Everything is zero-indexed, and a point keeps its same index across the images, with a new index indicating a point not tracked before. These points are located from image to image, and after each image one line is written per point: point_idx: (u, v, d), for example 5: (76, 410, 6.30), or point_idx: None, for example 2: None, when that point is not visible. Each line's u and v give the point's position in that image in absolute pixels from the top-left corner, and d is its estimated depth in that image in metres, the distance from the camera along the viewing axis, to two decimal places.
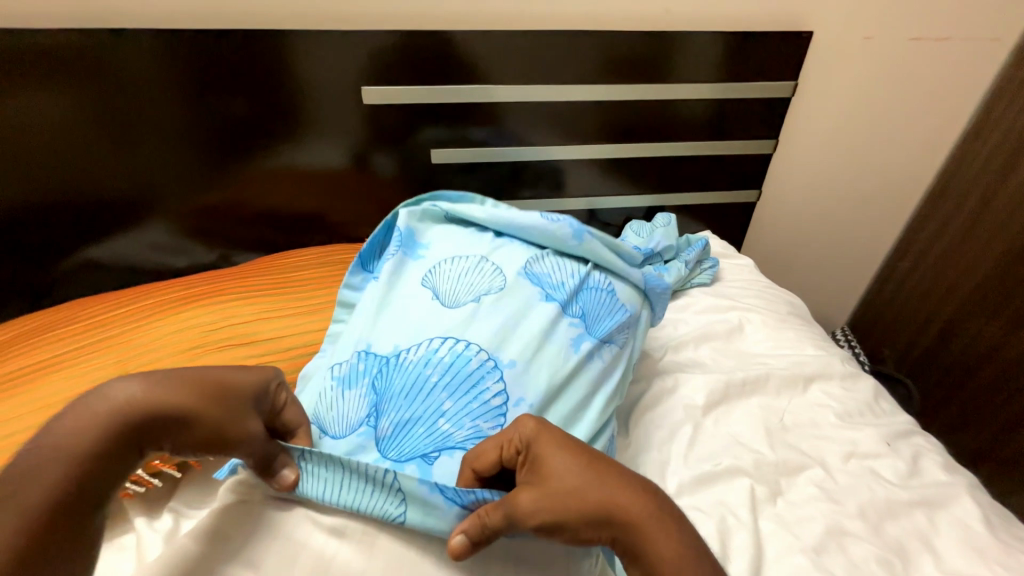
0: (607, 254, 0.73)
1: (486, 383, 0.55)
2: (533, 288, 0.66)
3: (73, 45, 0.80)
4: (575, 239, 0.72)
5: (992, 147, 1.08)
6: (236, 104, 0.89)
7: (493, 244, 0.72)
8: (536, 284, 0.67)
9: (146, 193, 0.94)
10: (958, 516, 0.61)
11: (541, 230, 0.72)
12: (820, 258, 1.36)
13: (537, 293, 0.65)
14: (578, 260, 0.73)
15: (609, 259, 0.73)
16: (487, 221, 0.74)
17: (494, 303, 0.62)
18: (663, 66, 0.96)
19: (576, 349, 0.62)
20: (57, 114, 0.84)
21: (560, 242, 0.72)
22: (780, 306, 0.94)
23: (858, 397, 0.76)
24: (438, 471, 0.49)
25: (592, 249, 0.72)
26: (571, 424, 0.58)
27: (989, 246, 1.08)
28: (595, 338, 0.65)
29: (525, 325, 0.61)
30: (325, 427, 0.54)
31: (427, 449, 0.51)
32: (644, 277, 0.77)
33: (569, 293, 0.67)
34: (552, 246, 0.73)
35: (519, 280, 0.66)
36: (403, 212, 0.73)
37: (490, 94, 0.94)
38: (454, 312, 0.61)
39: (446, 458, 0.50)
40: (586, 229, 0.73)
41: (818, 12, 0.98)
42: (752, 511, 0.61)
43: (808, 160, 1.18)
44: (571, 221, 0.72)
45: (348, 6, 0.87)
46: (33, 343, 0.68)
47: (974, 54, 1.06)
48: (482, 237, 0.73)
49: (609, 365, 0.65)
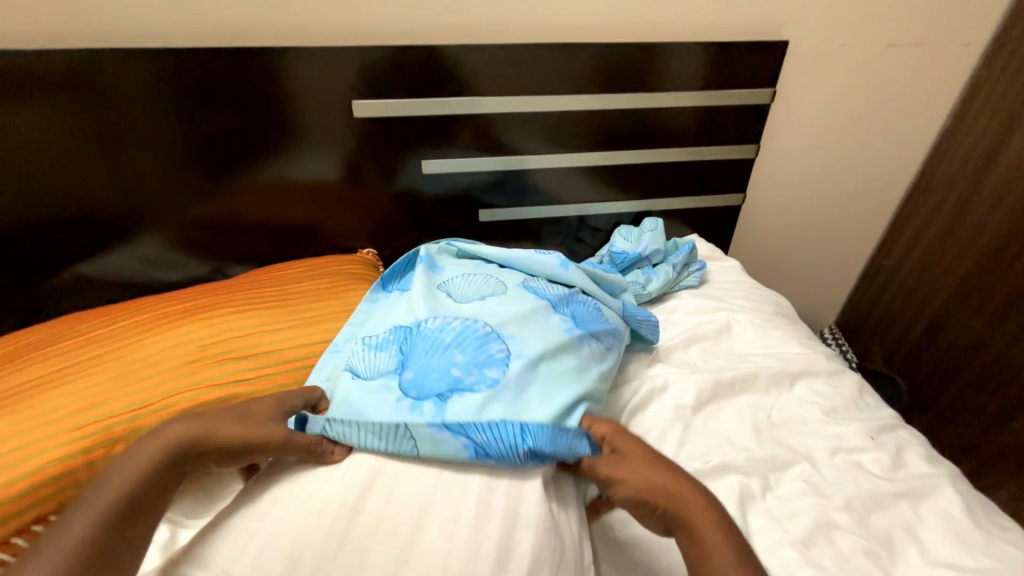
0: (589, 282, 0.81)
1: (491, 345, 0.63)
2: (531, 293, 0.74)
3: (65, 64, 0.81)
4: (561, 267, 0.81)
5: (967, 147, 1.12)
6: (229, 119, 0.90)
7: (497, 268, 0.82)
8: (533, 292, 0.75)
9: (138, 207, 0.95)
10: (942, 506, 0.62)
11: (535, 260, 0.82)
12: (806, 259, 1.39)
13: (534, 296, 0.73)
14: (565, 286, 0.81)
15: (591, 286, 0.81)
16: (492, 254, 0.84)
17: (498, 299, 0.71)
18: (646, 75, 0.98)
19: (568, 333, 0.68)
20: (49, 131, 0.85)
21: (549, 270, 0.81)
22: (767, 306, 0.96)
23: (843, 393, 0.78)
24: (449, 407, 0.56)
25: (576, 276, 0.81)
26: (566, 389, 0.61)
27: (969, 243, 1.11)
28: (585, 330, 0.70)
29: (523, 312, 0.68)
30: (357, 372, 0.62)
31: (441, 390, 0.58)
32: (623, 306, 0.82)
33: (561, 299, 0.74)
34: (543, 275, 0.81)
35: (519, 288, 0.75)
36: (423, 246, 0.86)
37: (478, 105, 0.96)
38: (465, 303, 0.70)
39: (457, 398, 0.57)
40: (570, 262, 0.83)
41: (794, 21, 1.01)
42: (740, 506, 0.62)
43: (790, 164, 1.21)
44: (558, 255, 0.83)
45: (337, 22, 0.89)
46: (28, 359, 0.68)
47: (945, 59, 1.10)
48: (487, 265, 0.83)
49: (598, 357, 0.69)
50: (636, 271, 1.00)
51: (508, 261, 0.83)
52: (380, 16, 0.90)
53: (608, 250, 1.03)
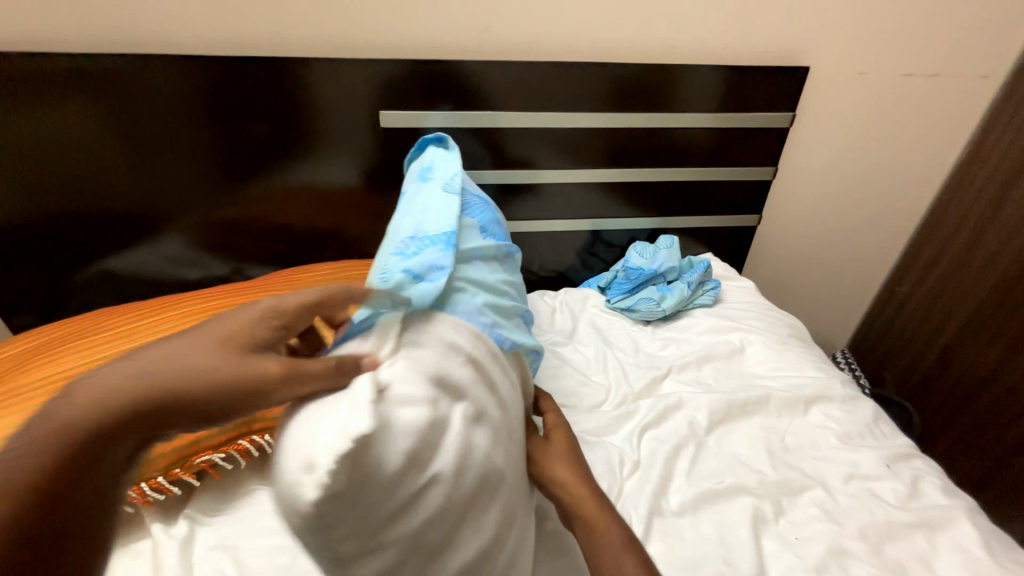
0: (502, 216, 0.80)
1: (426, 253, 0.56)
2: (484, 210, 0.70)
3: (105, 67, 0.84)
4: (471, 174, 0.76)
5: (983, 178, 1.12)
6: (259, 125, 0.93)
7: (459, 166, 0.72)
8: (480, 206, 0.70)
9: (165, 204, 0.97)
10: (957, 539, 0.62)
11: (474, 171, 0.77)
12: (820, 281, 1.38)
13: (483, 214, 0.69)
14: (498, 216, 0.74)
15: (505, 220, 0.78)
16: (456, 164, 0.72)
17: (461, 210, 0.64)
18: (665, 95, 1.00)
19: (501, 248, 0.69)
20: (85, 131, 0.88)
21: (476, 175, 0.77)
22: (781, 329, 0.96)
23: (857, 419, 0.78)
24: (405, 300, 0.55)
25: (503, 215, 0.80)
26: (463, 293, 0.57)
27: (983, 275, 1.10)
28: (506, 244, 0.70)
29: (475, 234, 0.64)
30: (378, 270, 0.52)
31: (409, 271, 0.53)
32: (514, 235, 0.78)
33: (499, 218, 0.73)
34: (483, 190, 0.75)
35: (471, 203, 0.69)
36: (427, 151, 0.80)
37: (499, 120, 0.98)
38: (440, 211, 0.62)
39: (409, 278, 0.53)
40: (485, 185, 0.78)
41: (814, 49, 1.03)
42: (752, 530, 0.62)
43: (806, 187, 1.21)
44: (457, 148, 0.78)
45: (367, 36, 0.92)
46: (60, 350, 0.70)
47: (965, 89, 1.10)
48: (444, 170, 0.71)
49: (512, 269, 0.72)
50: (650, 288, 1.00)
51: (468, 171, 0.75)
52: (408, 30, 0.92)
53: (623, 265, 1.03)
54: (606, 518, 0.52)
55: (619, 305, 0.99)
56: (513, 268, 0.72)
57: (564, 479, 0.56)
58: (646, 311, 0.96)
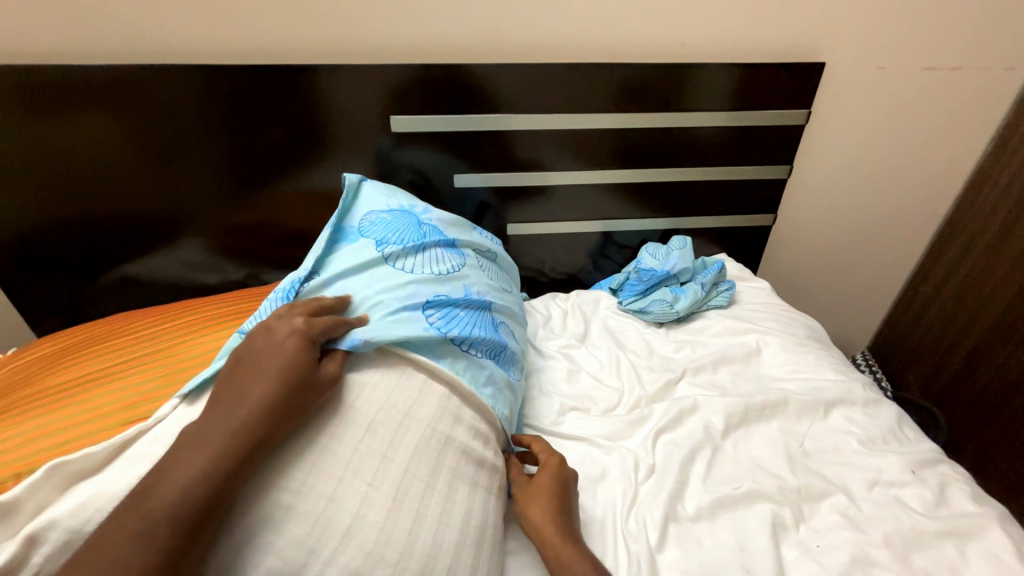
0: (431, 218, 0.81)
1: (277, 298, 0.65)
2: (371, 230, 0.74)
3: (125, 78, 0.86)
4: (373, 197, 0.81)
5: (1009, 174, 1.08)
6: (272, 132, 0.94)
7: (349, 202, 0.80)
8: (366, 228, 0.75)
9: (182, 211, 0.99)
10: (989, 549, 0.59)
11: (383, 193, 0.82)
12: (838, 281, 1.35)
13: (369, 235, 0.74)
14: (400, 225, 0.76)
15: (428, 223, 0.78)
16: (345, 199, 0.80)
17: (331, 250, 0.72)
18: (676, 94, 0.99)
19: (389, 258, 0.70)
20: (105, 140, 0.90)
21: (386, 196, 0.82)
22: (799, 330, 0.94)
23: (880, 424, 0.75)
24: None
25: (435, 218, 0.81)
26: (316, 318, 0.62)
27: (1009, 274, 1.06)
28: (398, 252, 0.71)
29: (342, 263, 0.70)
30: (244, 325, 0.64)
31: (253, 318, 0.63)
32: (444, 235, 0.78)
33: (399, 229, 0.75)
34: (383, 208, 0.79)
35: (354, 233, 0.75)
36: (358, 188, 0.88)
37: (508, 122, 0.98)
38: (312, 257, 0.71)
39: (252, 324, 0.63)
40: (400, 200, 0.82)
41: (829, 44, 1.01)
42: (772, 537, 0.60)
43: (822, 186, 1.19)
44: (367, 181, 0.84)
45: (378, 41, 0.93)
46: (84, 356, 0.72)
47: (989, 83, 1.07)
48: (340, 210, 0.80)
49: (425, 268, 0.71)
50: (663, 289, 0.99)
51: (366, 200, 0.81)
52: (418, 35, 0.93)
53: (634, 267, 1.02)
54: (568, 549, 0.53)
55: (631, 307, 0.98)
56: (425, 268, 0.71)
57: (537, 522, 0.56)
58: (659, 313, 0.95)
